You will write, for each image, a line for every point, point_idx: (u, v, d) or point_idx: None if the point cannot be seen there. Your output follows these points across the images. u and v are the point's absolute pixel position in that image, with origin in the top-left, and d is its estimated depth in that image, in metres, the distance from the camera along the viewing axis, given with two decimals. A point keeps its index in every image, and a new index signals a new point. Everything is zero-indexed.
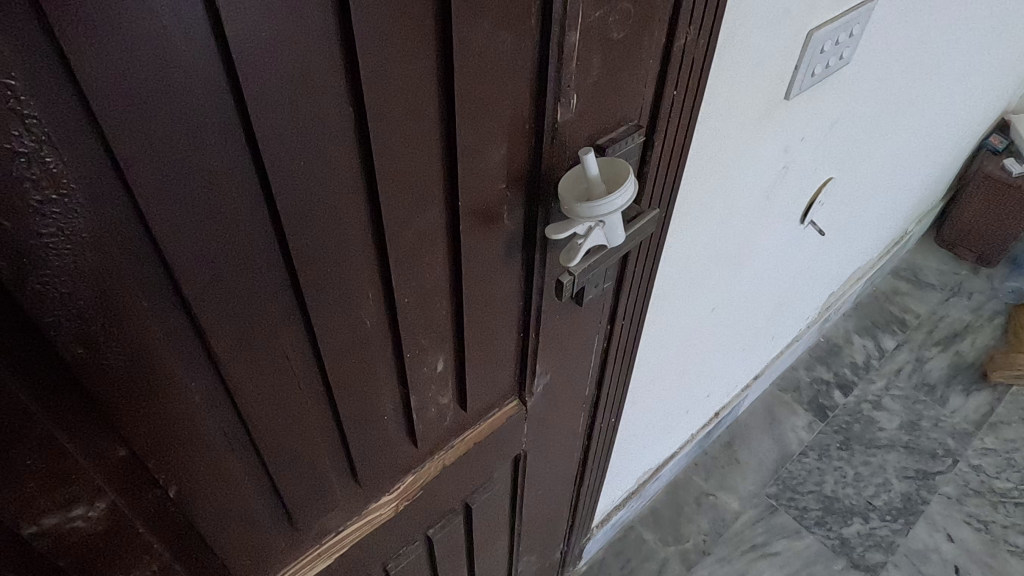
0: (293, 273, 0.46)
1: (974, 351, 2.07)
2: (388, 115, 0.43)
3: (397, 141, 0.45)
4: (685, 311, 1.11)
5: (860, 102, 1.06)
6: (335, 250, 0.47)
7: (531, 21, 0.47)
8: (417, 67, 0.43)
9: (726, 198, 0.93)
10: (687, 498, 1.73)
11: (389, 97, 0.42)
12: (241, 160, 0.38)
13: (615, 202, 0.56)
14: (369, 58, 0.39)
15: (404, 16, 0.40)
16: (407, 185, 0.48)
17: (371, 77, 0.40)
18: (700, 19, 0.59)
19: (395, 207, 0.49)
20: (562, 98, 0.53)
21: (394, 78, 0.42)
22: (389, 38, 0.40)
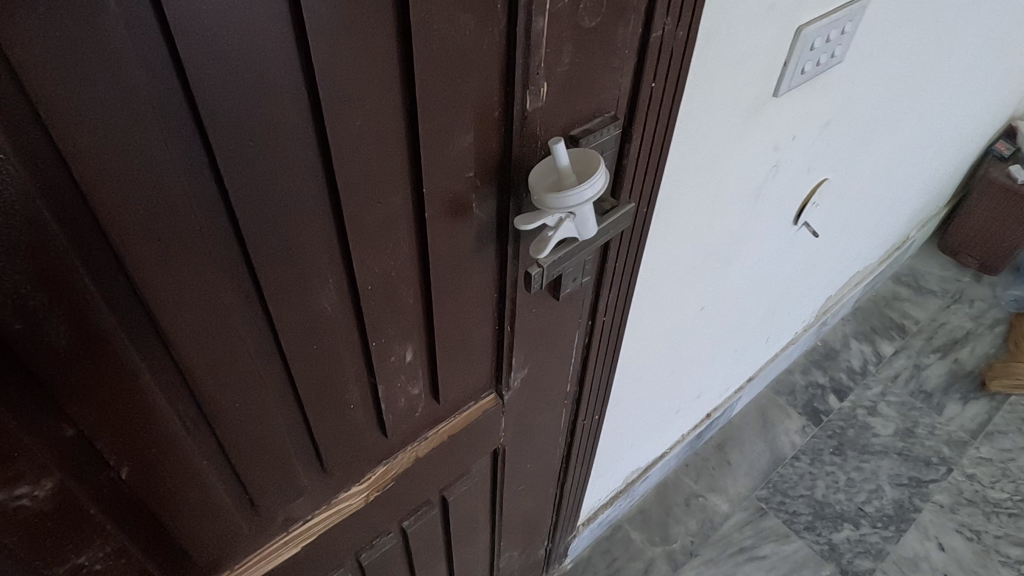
0: (246, 255, 0.45)
1: (973, 359, 2.04)
2: (343, 97, 0.43)
3: (354, 124, 0.45)
4: (673, 310, 1.10)
5: (855, 102, 1.05)
6: (291, 233, 0.47)
7: (497, 5, 0.46)
8: (373, 49, 0.42)
9: (713, 196, 0.92)
10: (676, 499, 1.72)
11: (343, 78, 0.42)
12: (185, 135, 0.38)
13: (585, 194, 0.54)
14: (321, 37, 0.39)
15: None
16: (367, 170, 0.48)
17: (324, 56, 0.40)
18: (678, 9, 0.58)
19: (354, 192, 0.48)
20: (530, 87, 0.52)
21: (348, 59, 0.41)
22: (343, 17, 0.39)
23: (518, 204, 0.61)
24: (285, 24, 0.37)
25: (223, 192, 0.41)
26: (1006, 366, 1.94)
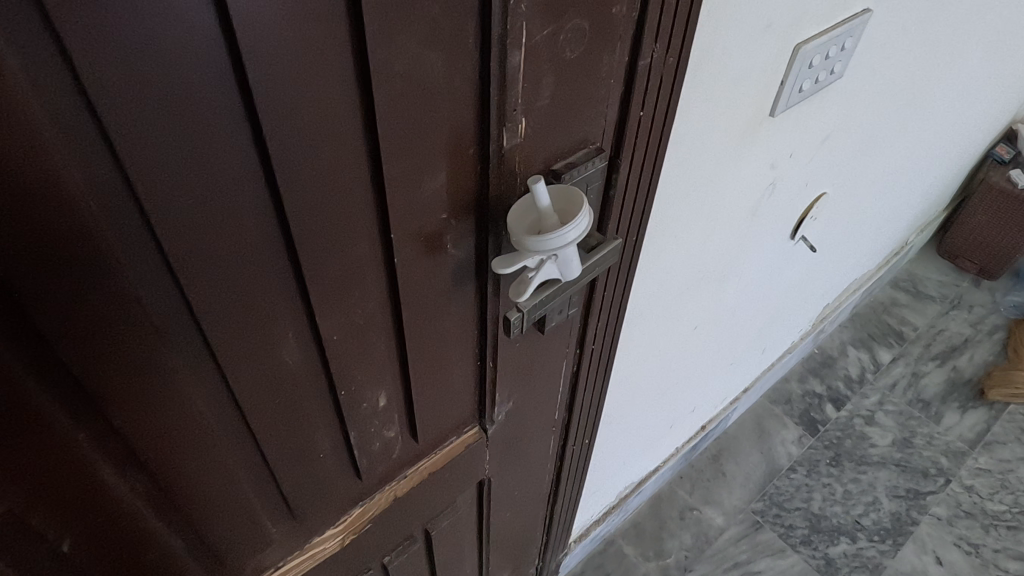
0: (192, 312, 0.41)
1: (972, 367, 2.02)
2: (297, 143, 0.39)
3: (310, 171, 0.41)
4: (665, 330, 1.07)
5: (854, 115, 1.01)
6: (243, 287, 0.43)
7: (468, 38, 0.42)
8: (328, 91, 0.38)
9: (707, 217, 0.88)
10: (670, 512, 1.69)
11: (296, 123, 0.38)
12: (108, 189, 0.34)
13: (567, 237, 0.51)
14: (267, 81, 0.35)
15: (308, 35, 0.35)
16: (328, 216, 0.44)
17: (271, 101, 0.36)
18: (667, 35, 0.54)
19: (314, 240, 0.44)
20: (507, 122, 0.48)
21: (300, 103, 0.38)
22: (292, 59, 0.36)
23: (498, 243, 0.57)
24: (223, 67, 0.34)
25: (159, 249, 0.38)
26: (1005, 374, 1.91)
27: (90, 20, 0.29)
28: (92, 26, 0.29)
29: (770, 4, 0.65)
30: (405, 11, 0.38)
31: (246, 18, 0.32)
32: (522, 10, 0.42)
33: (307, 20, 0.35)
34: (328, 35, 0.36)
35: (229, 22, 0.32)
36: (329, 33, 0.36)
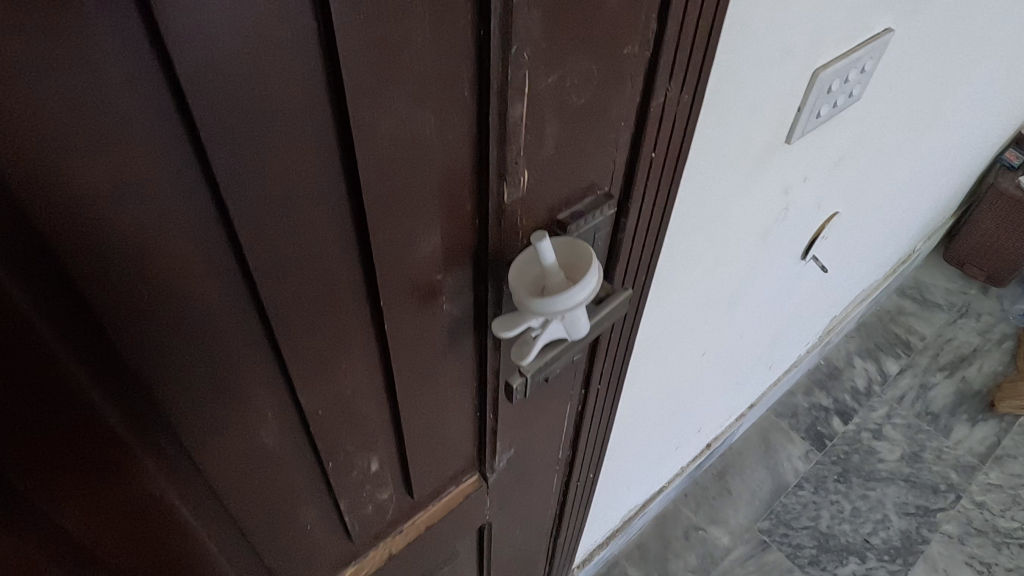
0: (148, 394, 0.37)
1: (981, 378, 1.97)
2: (267, 212, 0.34)
3: (284, 240, 0.36)
4: (672, 359, 1.02)
5: (870, 134, 0.96)
6: (209, 364, 0.38)
7: (464, 91, 0.37)
8: (302, 156, 0.34)
9: (719, 247, 0.84)
10: (675, 532, 1.64)
11: (265, 191, 0.34)
12: (40, 273, 0.29)
13: (576, 300, 0.46)
14: (228, 147, 0.31)
15: (275, 97, 0.31)
16: (308, 287, 0.40)
17: (234, 168, 0.32)
18: (682, 72, 0.49)
19: (292, 312, 0.40)
20: (508, 177, 0.44)
21: (270, 168, 0.33)
22: (258, 123, 0.31)
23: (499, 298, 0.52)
24: (174, 131, 0.29)
25: (101, 335, 0.33)
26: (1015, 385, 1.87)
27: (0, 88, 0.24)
28: (8, 92, 0.25)
29: (789, 30, 0.60)
30: (391, 67, 0.33)
31: (197, 80, 0.28)
32: (524, 59, 0.38)
33: (273, 80, 0.30)
34: (299, 95, 0.32)
35: (177, 84, 0.28)
36: (300, 92, 0.32)
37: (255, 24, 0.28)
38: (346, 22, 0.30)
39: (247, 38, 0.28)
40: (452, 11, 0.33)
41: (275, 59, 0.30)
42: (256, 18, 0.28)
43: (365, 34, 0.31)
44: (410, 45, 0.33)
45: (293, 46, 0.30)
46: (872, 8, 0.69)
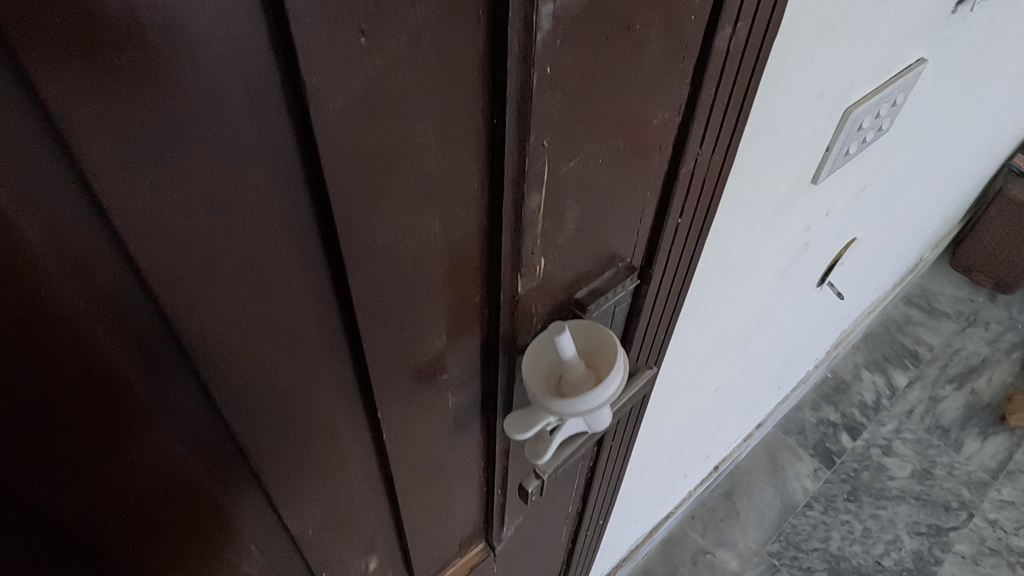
0: (76, 534, 0.31)
1: (991, 390, 1.93)
2: (233, 345, 0.29)
3: (257, 369, 0.31)
4: (685, 398, 0.97)
5: (894, 160, 0.90)
6: (159, 495, 0.32)
7: (472, 185, 0.32)
8: (279, 279, 0.28)
9: (738, 291, 0.78)
10: (682, 557, 1.60)
11: (229, 324, 0.28)
12: None
13: (600, 399, 0.42)
14: (178, 282, 0.25)
15: (243, 222, 0.25)
16: (294, 411, 0.34)
17: (188, 304, 0.26)
18: (713, 134, 0.44)
19: (270, 438, 0.34)
20: (523, 267, 0.38)
21: (237, 298, 0.27)
22: (219, 253, 0.25)
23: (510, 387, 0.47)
24: (104, 257, 0.23)
25: (8, 499, 0.27)
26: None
27: None
28: None
29: (823, 72, 0.54)
30: (390, 177, 0.27)
31: (138, 215, 0.22)
32: (544, 145, 0.32)
33: (238, 204, 0.24)
34: (275, 215, 0.26)
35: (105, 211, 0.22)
36: (274, 213, 0.26)
37: (213, 146, 0.22)
38: (333, 134, 0.24)
39: (202, 161, 0.22)
40: (460, 103, 0.28)
41: (242, 181, 0.24)
42: (214, 139, 0.22)
43: (357, 145, 0.25)
44: (413, 148, 0.27)
45: (264, 164, 0.24)
46: (907, 39, 0.63)
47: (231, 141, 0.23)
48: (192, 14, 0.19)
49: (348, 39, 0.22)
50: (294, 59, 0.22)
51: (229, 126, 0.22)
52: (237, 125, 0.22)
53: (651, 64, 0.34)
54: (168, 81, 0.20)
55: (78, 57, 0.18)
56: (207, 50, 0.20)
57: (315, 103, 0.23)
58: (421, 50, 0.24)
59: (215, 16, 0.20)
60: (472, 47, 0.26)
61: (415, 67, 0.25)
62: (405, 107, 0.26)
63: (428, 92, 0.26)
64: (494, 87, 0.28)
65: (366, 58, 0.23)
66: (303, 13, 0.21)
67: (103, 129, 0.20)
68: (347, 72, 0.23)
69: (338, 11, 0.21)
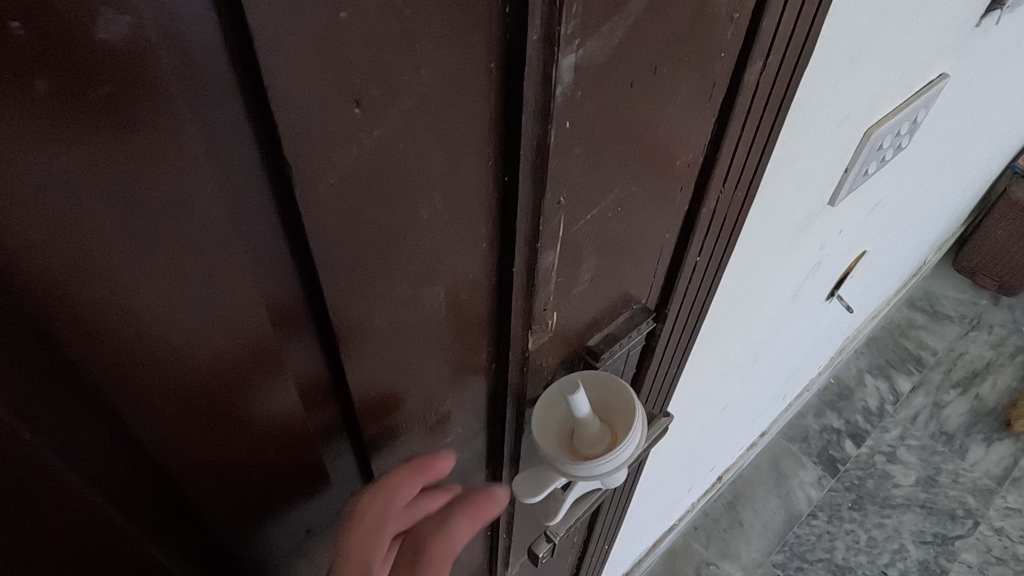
0: None
1: (997, 395, 1.78)
2: (217, 451, 0.25)
3: (248, 472, 0.27)
4: (694, 420, 0.93)
5: (909, 171, 0.84)
6: None
7: (482, 246, 0.29)
8: (273, 376, 0.24)
9: (750, 312, 0.75)
10: (686, 569, 1.49)
11: (210, 431, 0.24)
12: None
13: (618, 460, 0.39)
14: (147, 395, 0.21)
15: (226, 324, 0.21)
16: (299, 510, 0.31)
17: (160, 417, 0.22)
18: (736, 171, 0.40)
19: (269, 536, 0.30)
20: (534, 325, 0.35)
21: (220, 404, 0.23)
22: (196, 361, 0.21)
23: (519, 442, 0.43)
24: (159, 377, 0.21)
25: None
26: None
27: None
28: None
29: (848, 97, 0.51)
30: (392, 253, 0.24)
31: (95, 328, 0.19)
32: (560, 202, 0.29)
33: (220, 306, 0.21)
34: (263, 311, 0.22)
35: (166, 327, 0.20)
36: (261, 308, 0.22)
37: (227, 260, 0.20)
38: (327, 220, 0.21)
39: (174, 264, 0.19)
40: (470, 166, 0.25)
41: (223, 280, 0.20)
42: (188, 238, 0.18)
43: (356, 226, 0.22)
44: (416, 221, 0.24)
45: (247, 257, 0.21)
46: (931, 57, 0.60)
47: (224, 244, 0.20)
48: (155, 102, 0.16)
49: (342, 114, 0.19)
50: (279, 142, 0.18)
51: (221, 228, 0.19)
52: (215, 219, 0.19)
53: (676, 109, 0.31)
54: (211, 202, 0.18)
55: (94, 166, 0.16)
56: (176, 141, 0.17)
57: (305, 189, 0.19)
58: (427, 116, 0.21)
59: (182, 101, 0.16)
60: (484, 105, 0.23)
61: (420, 136, 0.22)
62: (410, 178, 0.22)
63: (434, 160, 0.23)
64: (507, 146, 0.25)
65: (365, 134, 0.20)
66: (288, 91, 0.17)
67: (46, 239, 0.16)
68: (343, 149, 0.19)
69: (331, 85, 0.18)
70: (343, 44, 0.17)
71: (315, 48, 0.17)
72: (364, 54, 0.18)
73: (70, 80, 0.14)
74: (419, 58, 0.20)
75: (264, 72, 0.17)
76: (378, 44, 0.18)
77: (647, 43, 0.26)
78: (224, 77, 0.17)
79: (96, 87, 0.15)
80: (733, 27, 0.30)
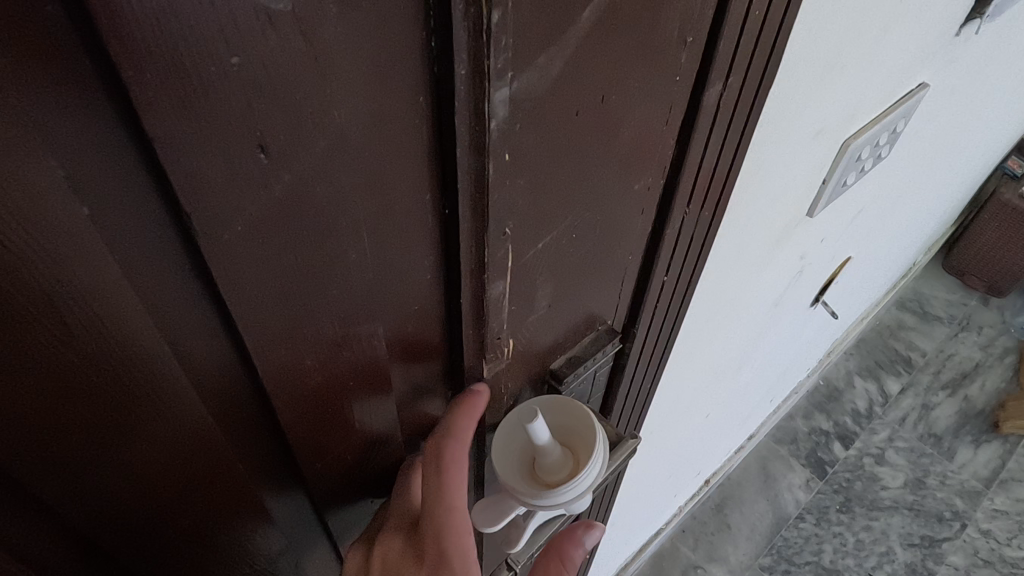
0: None
1: (985, 396, 1.70)
2: (193, 481, 0.26)
3: (165, 516, 0.27)
4: (676, 428, 0.92)
5: (892, 177, 0.83)
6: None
7: (426, 278, 0.27)
8: (186, 430, 0.24)
9: (729, 322, 0.74)
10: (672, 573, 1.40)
11: (118, 483, 0.24)
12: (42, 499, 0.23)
13: (582, 485, 0.38)
14: (46, 455, 0.21)
15: (125, 384, 0.21)
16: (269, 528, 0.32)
17: (62, 472, 0.22)
18: (702, 189, 0.39)
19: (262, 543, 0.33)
20: (489, 355, 0.33)
21: (126, 457, 0.23)
22: (96, 420, 0.21)
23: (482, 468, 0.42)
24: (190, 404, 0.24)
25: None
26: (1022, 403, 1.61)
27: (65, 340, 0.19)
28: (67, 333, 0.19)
29: (822, 110, 0.51)
30: (319, 292, 0.23)
31: (153, 359, 0.21)
32: (506, 233, 0.28)
33: (116, 367, 0.21)
34: (171, 367, 0.22)
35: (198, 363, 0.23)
36: (169, 365, 0.22)
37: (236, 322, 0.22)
38: (236, 265, 0.20)
39: (61, 328, 0.19)
40: (403, 201, 0.23)
41: (119, 342, 0.20)
42: (75, 302, 0.18)
43: (272, 267, 0.21)
44: (344, 259, 0.23)
45: (150, 315, 0.20)
46: (909, 67, 0.59)
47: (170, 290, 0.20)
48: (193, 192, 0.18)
49: (244, 157, 0.18)
50: (171, 189, 0.18)
51: (158, 273, 0.20)
52: (106, 280, 0.19)
53: (630, 134, 0.30)
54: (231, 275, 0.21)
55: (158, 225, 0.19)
56: (49, 206, 0.16)
57: (206, 233, 0.19)
58: (346, 156, 0.20)
59: (83, 165, 0.16)
60: (415, 138, 0.22)
61: (341, 175, 0.21)
62: (331, 216, 0.21)
63: (361, 197, 0.22)
64: (444, 179, 0.24)
65: (272, 175, 0.19)
66: (175, 138, 0.16)
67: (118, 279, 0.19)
68: (248, 193, 0.19)
69: (228, 129, 0.17)
70: (237, 89, 0.17)
71: (203, 96, 0.16)
72: (265, 98, 0.17)
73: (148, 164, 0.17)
74: (330, 98, 0.18)
75: (144, 120, 0.16)
76: (279, 88, 0.17)
77: (590, 70, 0.25)
78: (113, 135, 0.16)
79: (98, 162, 0.17)
80: (686, 51, 0.29)
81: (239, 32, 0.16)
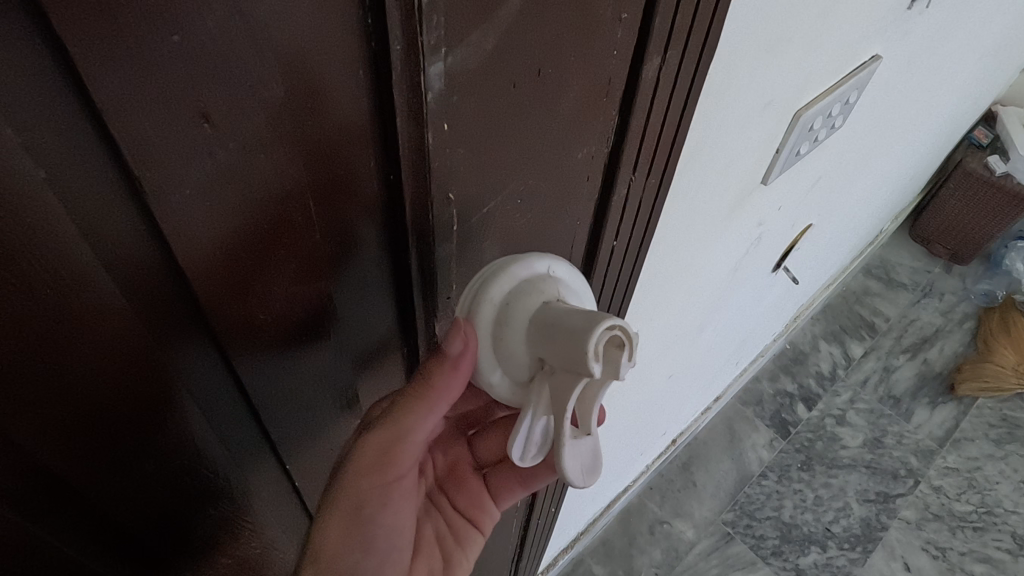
0: (73, 547, 0.30)
1: (943, 359, 1.76)
2: (158, 419, 0.28)
3: (141, 457, 0.29)
4: (640, 388, 0.95)
5: (851, 143, 0.85)
6: (126, 533, 0.32)
7: (374, 239, 0.29)
8: (145, 374, 0.26)
9: (688, 285, 0.76)
10: (639, 527, 1.45)
11: (88, 426, 0.26)
12: (31, 435, 0.25)
13: (497, 301, 0.35)
14: (23, 395, 0.23)
15: (84, 329, 0.23)
16: (237, 473, 0.34)
17: (31, 415, 0.24)
18: (649, 157, 0.41)
19: (237, 482, 0.35)
20: (439, 313, 0.35)
21: (95, 398, 0.25)
22: (62, 361, 0.23)
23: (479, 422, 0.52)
24: (160, 347, 0.26)
25: (31, 514, 0.27)
26: (978, 365, 1.67)
27: (42, 286, 0.21)
28: (38, 270, 0.21)
29: (771, 82, 0.53)
30: (269, 247, 0.25)
31: (123, 295, 0.23)
32: (450, 198, 0.29)
33: (76, 316, 0.22)
34: (128, 316, 0.24)
35: (163, 307, 0.25)
36: (127, 305, 0.23)
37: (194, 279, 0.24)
38: (185, 224, 0.22)
39: (15, 282, 0.20)
40: (348, 167, 0.25)
41: (77, 293, 0.22)
42: (27, 257, 0.20)
43: (221, 221, 0.23)
44: (291, 220, 0.25)
45: (103, 267, 0.22)
46: (861, 39, 0.61)
47: (125, 238, 0.22)
48: (144, 157, 0.19)
49: (187, 126, 0.20)
50: (119, 153, 0.19)
51: (115, 227, 0.21)
52: (59, 233, 0.20)
53: (568, 104, 0.32)
54: (199, 237, 0.23)
55: (107, 185, 0.20)
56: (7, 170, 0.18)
57: (155, 193, 0.21)
58: (286, 122, 0.22)
59: (43, 127, 0.18)
60: (357, 108, 0.24)
61: (284, 143, 0.22)
62: (275, 180, 0.23)
63: (302, 163, 0.24)
64: (385, 145, 0.26)
65: (215, 141, 0.21)
66: (121, 104, 0.18)
67: (82, 228, 0.21)
68: (194, 158, 0.20)
69: (174, 100, 0.19)
70: (180, 64, 0.18)
71: (145, 66, 0.18)
72: (205, 70, 0.19)
73: (95, 127, 0.19)
74: (269, 70, 0.20)
75: (88, 87, 0.17)
76: (220, 63, 0.19)
77: (525, 43, 0.27)
78: (61, 101, 0.18)
79: (48, 121, 0.18)
80: (621, 27, 0.31)
81: (177, 12, 0.17)
